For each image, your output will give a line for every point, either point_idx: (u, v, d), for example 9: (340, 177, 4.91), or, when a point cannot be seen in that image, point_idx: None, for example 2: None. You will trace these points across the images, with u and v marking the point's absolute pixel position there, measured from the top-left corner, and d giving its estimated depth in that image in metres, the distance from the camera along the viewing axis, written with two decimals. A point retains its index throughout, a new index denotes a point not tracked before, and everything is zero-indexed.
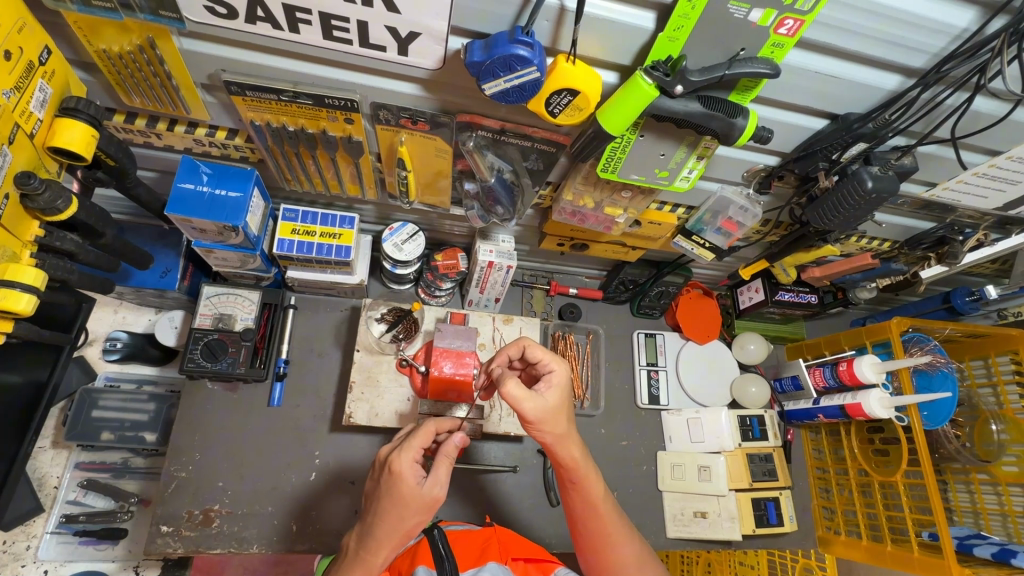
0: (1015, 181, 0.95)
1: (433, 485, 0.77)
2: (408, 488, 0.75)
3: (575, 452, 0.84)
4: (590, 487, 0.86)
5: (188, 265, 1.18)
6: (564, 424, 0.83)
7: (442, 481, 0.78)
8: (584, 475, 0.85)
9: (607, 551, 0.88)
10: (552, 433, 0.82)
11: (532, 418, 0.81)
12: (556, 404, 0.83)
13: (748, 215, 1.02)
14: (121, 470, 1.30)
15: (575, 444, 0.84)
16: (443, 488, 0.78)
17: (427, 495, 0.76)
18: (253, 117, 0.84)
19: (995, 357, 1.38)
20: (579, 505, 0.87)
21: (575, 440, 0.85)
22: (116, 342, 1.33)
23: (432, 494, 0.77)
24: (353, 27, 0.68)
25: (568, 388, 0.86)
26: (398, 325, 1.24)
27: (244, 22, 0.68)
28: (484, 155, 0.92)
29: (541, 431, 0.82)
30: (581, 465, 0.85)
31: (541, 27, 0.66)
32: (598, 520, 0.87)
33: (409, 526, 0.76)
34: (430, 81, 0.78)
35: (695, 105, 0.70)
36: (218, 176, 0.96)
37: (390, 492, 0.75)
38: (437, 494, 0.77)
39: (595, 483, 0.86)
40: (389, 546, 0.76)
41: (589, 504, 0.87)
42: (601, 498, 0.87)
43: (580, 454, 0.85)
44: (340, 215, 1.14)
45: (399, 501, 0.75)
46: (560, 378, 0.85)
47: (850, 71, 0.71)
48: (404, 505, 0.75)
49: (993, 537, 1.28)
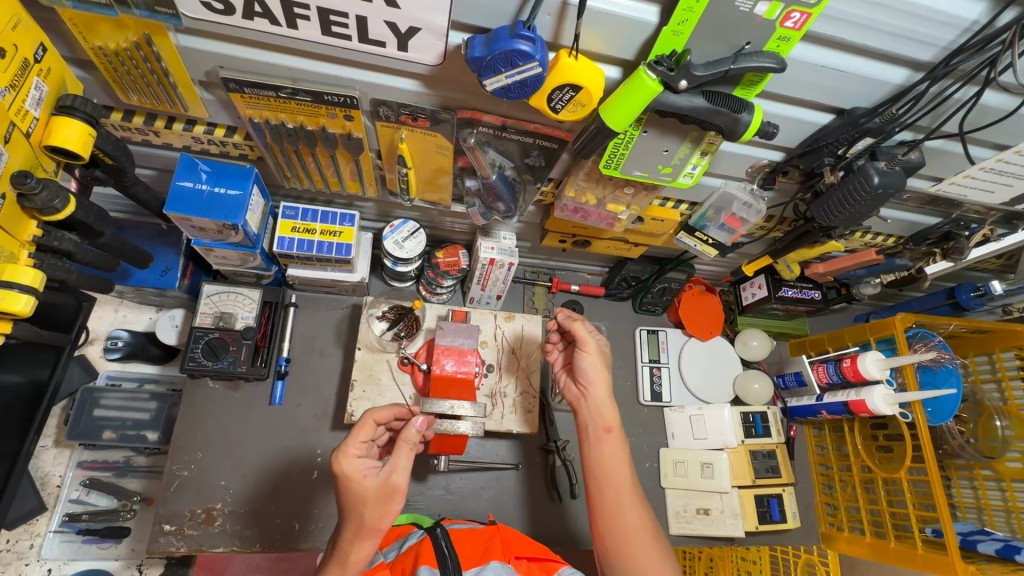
0: (1022, 176, 0.94)
1: (391, 473, 0.83)
2: (358, 482, 0.81)
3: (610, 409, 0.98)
4: (605, 445, 0.96)
5: (188, 264, 1.17)
6: (603, 378, 0.99)
7: (398, 468, 0.84)
8: (608, 429, 0.97)
9: (624, 522, 0.91)
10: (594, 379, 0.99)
11: (591, 349, 0.99)
12: (600, 356, 1.02)
13: (752, 211, 1.01)
14: (123, 469, 1.30)
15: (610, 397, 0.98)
16: (400, 475, 0.83)
17: (384, 485, 0.82)
18: (252, 114, 0.84)
19: (999, 353, 1.38)
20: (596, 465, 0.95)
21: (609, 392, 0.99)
22: (117, 341, 1.33)
23: (389, 482, 0.82)
24: (352, 22, 0.67)
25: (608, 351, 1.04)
26: (399, 323, 1.22)
27: (241, 18, 0.67)
28: (485, 152, 0.91)
29: (584, 370, 1.00)
30: (609, 421, 0.97)
31: (542, 22, 0.65)
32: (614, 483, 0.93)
33: (375, 518, 0.81)
34: (431, 77, 0.77)
35: (699, 100, 0.68)
36: (217, 174, 0.96)
37: (343, 490, 0.82)
38: (397, 484, 0.83)
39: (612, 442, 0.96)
40: (365, 542, 0.81)
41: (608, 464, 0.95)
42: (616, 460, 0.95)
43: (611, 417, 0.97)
44: (340, 212, 1.14)
45: (355, 495, 0.81)
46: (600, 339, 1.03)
47: (857, 66, 0.70)
48: (363, 499, 0.81)
49: (996, 533, 1.28)
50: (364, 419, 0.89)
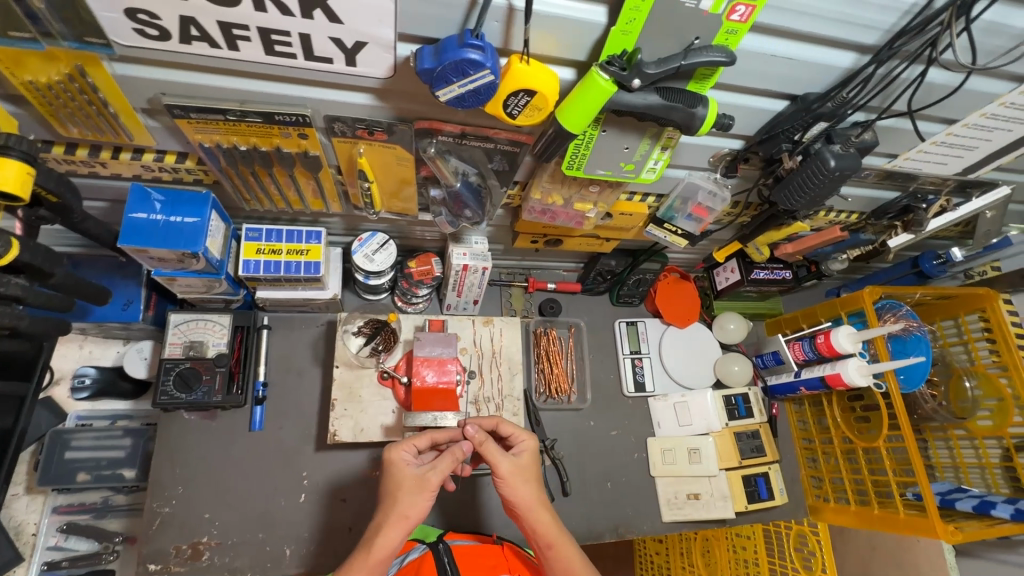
0: (971, 148, 0.97)
1: (430, 471, 0.86)
2: (401, 469, 0.86)
3: (546, 513, 0.87)
4: (566, 552, 0.85)
5: (151, 295, 1.13)
6: (534, 490, 0.89)
7: (439, 468, 0.86)
8: (532, 509, 0.87)
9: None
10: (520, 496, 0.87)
11: (502, 474, 0.88)
12: (528, 468, 0.91)
13: (717, 199, 1.02)
14: (103, 510, 1.26)
15: (542, 508, 0.87)
16: (438, 475, 0.85)
17: (420, 477, 0.85)
18: (202, 138, 0.81)
19: (964, 316, 1.43)
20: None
21: (545, 504, 0.88)
22: (84, 378, 1.29)
23: (426, 476, 0.85)
24: (295, 40, 0.65)
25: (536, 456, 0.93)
26: (376, 338, 1.20)
27: (178, 43, 0.64)
28: (446, 160, 0.90)
29: (512, 489, 0.88)
30: (548, 528, 0.86)
31: (490, 28, 0.64)
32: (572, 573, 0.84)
33: (405, 508, 0.82)
34: (384, 90, 0.75)
35: (654, 97, 0.68)
36: (171, 202, 0.92)
37: (389, 479, 0.86)
38: (431, 480, 0.85)
39: (569, 548, 0.86)
40: (393, 531, 0.81)
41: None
42: (579, 562, 0.85)
43: (533, 498, 0.88)
44: (305, 230, 1.11)
45: (396, 484, 0.85)
46: (530, 442, 0.94)
47: (805, 52, 0.70)
48: (400, 486, 0.85)
49: (973, 490, 1.34)
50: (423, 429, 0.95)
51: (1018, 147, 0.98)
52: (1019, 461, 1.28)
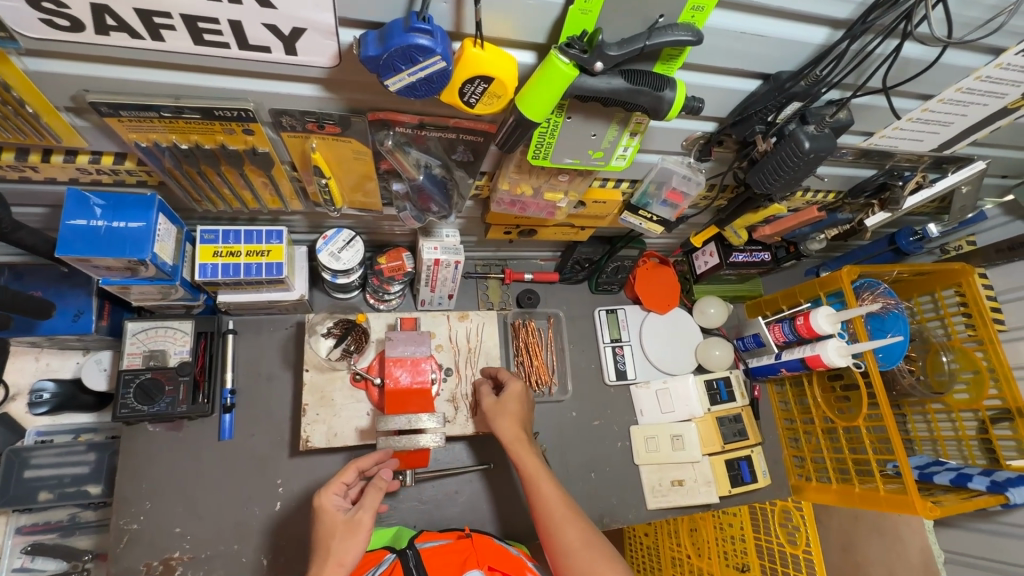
0: (947, 124, 0.95)
1: (360, 511, 0.86)
2: (330, 516, 0.85)
3: (530, 451, 1.01)
4: (542, 488, 0.95)
5: (105, 303, 1.07)
6: (516, 430, 1.04)
7: (369, 506, 0.87)
8: (535, 477, 0.97)
9: (575, 559, 0.87)
10: (507, 429, 1.04)
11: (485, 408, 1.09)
12: (512, 410, 1.07)
13: (692, 183, 0.98)
14: (71, 527, 1.21)
15: (524, 446, 1.01)
16: (369, 513, 0.86)
17: (350, 519, 0.85)
18: (136, 137, 0.75)
19: (941, 291, 1.44)
20: (541, 507, 0.94)
21: (526, 442, 1.03)
22: (42, 393, 1.23)
23: (356, 517, 0.85)
24: (226, 28, 0.59)
25: (519, 399, 1.09)
26: (346, 338, 1.16)
27: (93, 34, 0.58)
28: (407, 152, 0.85)
29: (496, 425, 1.05)
30: (531, 468, 0.98)
31: (439, 10, 0.59)
32: (562, 524, 0.91)
33: (339, 554, 0.82)
34: (332, 81, 0.69)
35: (619, 81, 0.64)
36: (114, 206, 0.86)
37: (319, 528, 0.86)
38: (362, 520, 0.85)
39: (545, 483, 0.96)
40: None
41: (555, 509, 0.93)
42: (554, 497, 0.94)
43: (512, 435, 1.03)
44: (265, 230, 1.06)
45: (327, 532, 0.84)
46: (518, 386, 1.10)
47: (776, 28, 0.67)
48: (332, 533, 0.84)
49: (950, 462, 1.35)
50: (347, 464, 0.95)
51: (993, 121, 0.96)
52: (994, 433, 1.30)
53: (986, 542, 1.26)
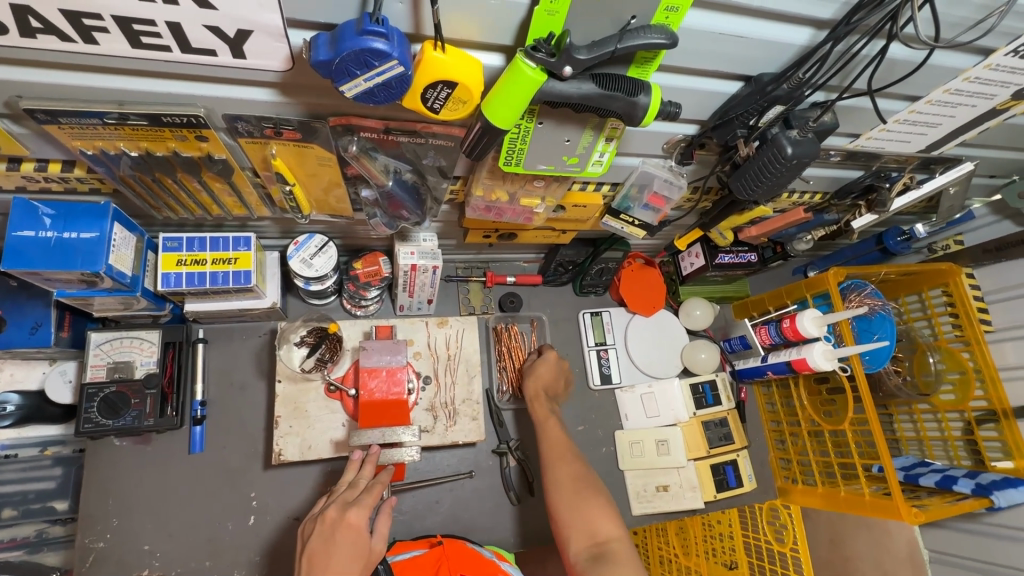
0: (935, 124, 0.92)
1: (379, 539, 0.84)
2: (363, 542, 0.81)
3: (546, 405, 1.21)
4: (550, 432, 1.14)
5: (64, 315, 1.03)
6: (537, 388, 1.24)
7: (383, 534, 0.86)
8: (544, 418, 1.17)
9: (563, 485, 1.02)
10: (531, 386, 1.24)
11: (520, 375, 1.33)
12: (542, 372, 1.26)
13: (674, 188, 0.95)
14: (37, 544, 1.18)
15: (542, 400, 1.22)
16: (382, 543, 0.85)
17: (372, 550, 0.82)
18: (82, 145, 0.70)
19: (928, 291, 1.42)
20: (546, 443, 1.12)
21: (545, 398, 1.23)
22: (5, 406, 1.14)
23: (374, 547, 0.83)
24: (164, 31, 0.55)
25: (553, 367, 1.28)
26: (320, 347, 1.11)
27: (20, 37, 0.54)
28: (373, 158, 0.81)
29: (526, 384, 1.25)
30: (542, 413, 1.19)
31: (395, 11, 0.55)
32: (557, 457, 1.08)
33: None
34: (286, 85, 0.65)
35: (590, 86, 0.61)
36: (64, 215, 0.82)
37: (343, 548, 0.80)
38: (376, 549, 0.84)
39: (553, 430, 1.15)
40: None
41: (557, 447, 1.10)
42: (560, 441, 1.12)
43: (537, 387, 1.24)
44: (232, 236, 1.02)
45: (354, 555, 0.79)
46: (553, 354, 1.29)
47: (755, 29, 0.63)
48: (355, 557, 0.79)
49: (935, 463, 1.34)
50: (365, 468, 0.91)
51: (981, 122, 0.94)
52: (980, 435, 1.29)
53: (970, 542, 1.25)
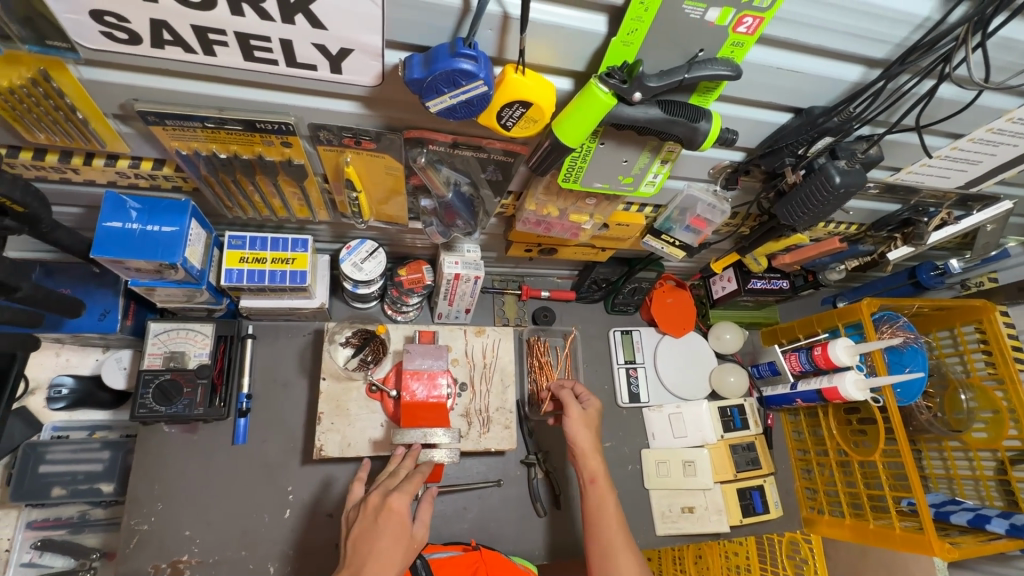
0: (976, 162, 0.95)
1: (419, 527, 0.91)
2: (403, 527, 0.86)
3: (598, 463, 1.09)
4: (604, 502, 1.04)
5: (130, 304, 1.09)
6: (593, 441, 1.11)
7: (424, 523, 0.92)
8: (597, 478, 1.07)
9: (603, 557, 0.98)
10: (582, 441, 1.11)
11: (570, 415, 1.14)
12: (587, 420, 1.13)
13: (716, 212, 0.99)
14: (79, 525, 1.22)
15: (593, 456, 1.09)
16: (422, 531, 0.91)
17: (416, 537, 0.88)
18: (179, 146, 0.77)
19: (960, 327, 1.42)
20: (590, 508, 1.04)
21: (597, 450, 1.10)
22: (60, 389, 1.23)
23: (416, 533, 0.89)
24: (276, 46, 0.61)
25: (599, 415, 1.17)
26: (365, 348, 1.18)
27: (150, 47, 0.60)
28: (438, 170, 0.86)
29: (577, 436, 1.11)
30: (596, 469, 1.08)
31: (484, 37, 0.61)
32: (603, 524, 1.01)
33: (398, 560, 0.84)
34: (372, 99, 0.71)
35: (655, 111, 0.65)
36: (149, 210, 0.88)
37: (386, 529, 0.86)
38: (420, 536, 0.90)
39: (611, 501, 1.05)
40: None
41: (606, 515, 1.02)
42: (614, 514, 1.03)
43: (587, 443, 1.11)
44: (291, 238, 1.07)
45: (395, 535, 0.85)
46: (594, 402, 1.17)
47: (811, 65, 0.68)
48: (394, 538, 0.85)
49: (966, 502, 1.33)
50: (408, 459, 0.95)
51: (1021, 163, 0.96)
52: (1014, 475, 1.27)
53: None
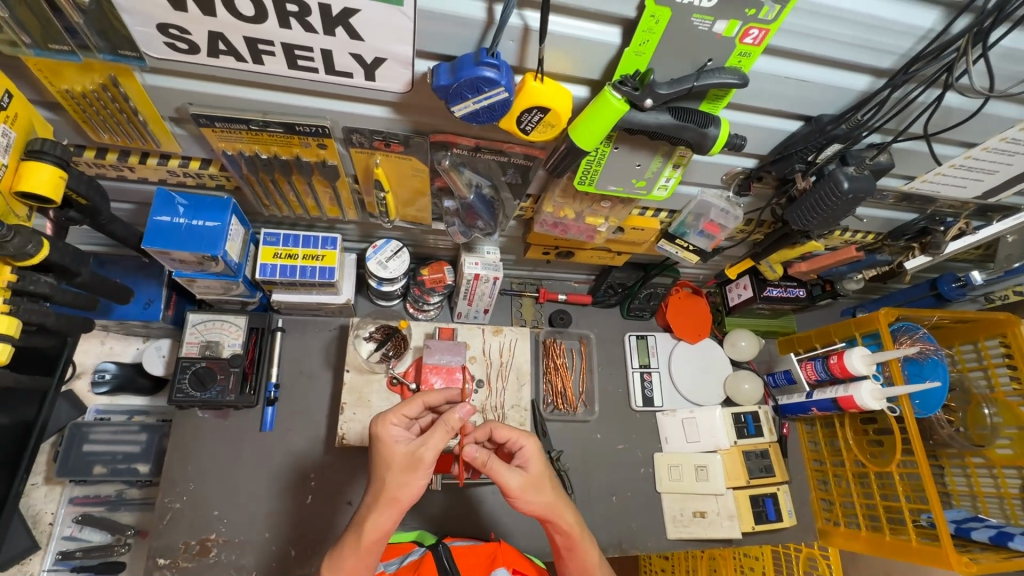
0: (993, 171, 0.96)
1: (423, 448, 0.77)
2: (389, 448, 0.78)
3: (570, 519, 0.83)
4: (587, 556, 0.85)
5: (171, 295, 1.17)
6: (549, 494, 0.82)
7: (432, 445, 0.77)
8: (572, 533, 0.84)
9: None
10: (539, 505, 0.82)
11: (513, 491, 0.81)
12: (535, 472, 0.83)
13: (730, 217, 1.02)
14: (116, 503, 1.29)
15: (564, 510, 0.83)
16: (432, 451, 0.77)
17: (413, 455, 0.77)
18: (225, 146, 0.84)
19: (984, 341, 1.40)
20: (567, 565, 0.87)
21: (563, 500, 0.83)
22: (105, 374, 1.31)
23: (418, 453, 0.77)
24: (317, 55, 0.67)
25: (547, 462, 0.84)
26: (387, 343, 1.23)
27: (206, 56, 0.67)
28: (461, 172, 0.91)
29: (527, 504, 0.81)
30: (570, 525, 0.83)
31: (506, 47, 0.66)
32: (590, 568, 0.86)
33: (394, 487, 0.77)
34: (401, 104, 0.77)
35: (666, 117, 0.69)
36: (194, 206, 0.96)
37: (377, 454, 0.80)
38: (425, 457, 0.77)
39: (591, 552, 0.85)
40: (381, 512, 0.77)
41: (588, 567, 0.86)
42: (598, 566, 0.86)
43: (549, 499, 0.82)
44: (321, 236, 1.14)
45: (384, 461, 0.78)
46: (533, 444, 0.84)
47: (818, 75, 0.71)
48: (388, 464, 0.78)
49: (989, 519, 1.30)
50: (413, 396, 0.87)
51: None
52: None
53: None
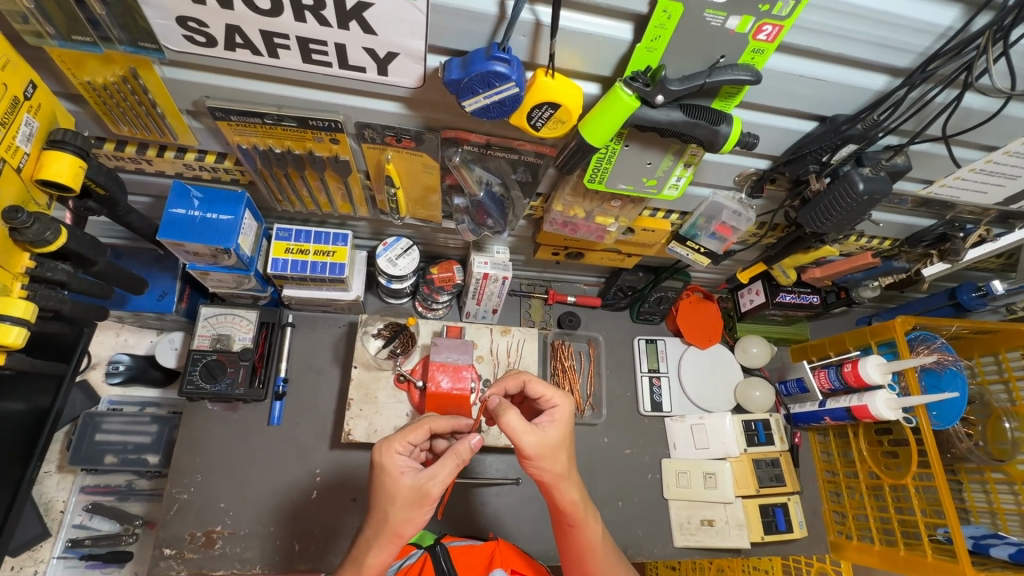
0: (1014, 176, 0.93)
1: (429, 480, 0.75)
2: (393, 482, 0.75)
3: (573, 491, 0.80)
4: (587, 532, 0.83)
5: (185, 288, 1.18)
6: (563, 462, 0.79)
7: (438, 477, 0.75)
8: (570, 508, 0.81)
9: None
10: (548, 473, 0.79)
11: (530, 453, 0.77)
12: (557, 438, 0.79)
13: (742, 219, 1.01)
14: (126, 493, 1.31)
15: (570, 484, 0.80)
16: (438, 485, 0.75)
17: (419, 489, 0.74)
18: (241, 140, 0.85)
19: (1005, 353, 1.35)
20: (566, 539, 0.85)
21: (573, 477, 0.80)
22: (118, 365, 1.34)
23: (424, 487, 0.75)
24: (331, 49, 0.68)
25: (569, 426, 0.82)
26: (393, 341, 1.24)
27: (223, 49, 0.69)
28: (471, 169, 0.92)
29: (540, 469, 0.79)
30: (568, 502, 0.80)
31: (518, 42, 0.66)
32: (588, 543, 0.84)
33: (398, 523, 0.74)
34: (413, 100, 0.77)
35: (677, 114, 0.69)
36: (209, 200, 0.97)
37: (379, 487, 0.76)
38: (431, 492, 0.74)
39: (593, 528, 0.83)
40: (386, 547, 0.75)
41: (586, 544, 0.84)
42: (598, 541, 0.84)
43: (560, 469, 0.79)
44: (333, 232, 1.14)
45: (387, 495, 0.75)
46: (567, 409, 0.82)
47: (833, 74, 0.70)
48: (392, 498, 0.75)
49: (1010, 537, 1.26)
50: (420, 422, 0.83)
51: None
52: None
53: None
